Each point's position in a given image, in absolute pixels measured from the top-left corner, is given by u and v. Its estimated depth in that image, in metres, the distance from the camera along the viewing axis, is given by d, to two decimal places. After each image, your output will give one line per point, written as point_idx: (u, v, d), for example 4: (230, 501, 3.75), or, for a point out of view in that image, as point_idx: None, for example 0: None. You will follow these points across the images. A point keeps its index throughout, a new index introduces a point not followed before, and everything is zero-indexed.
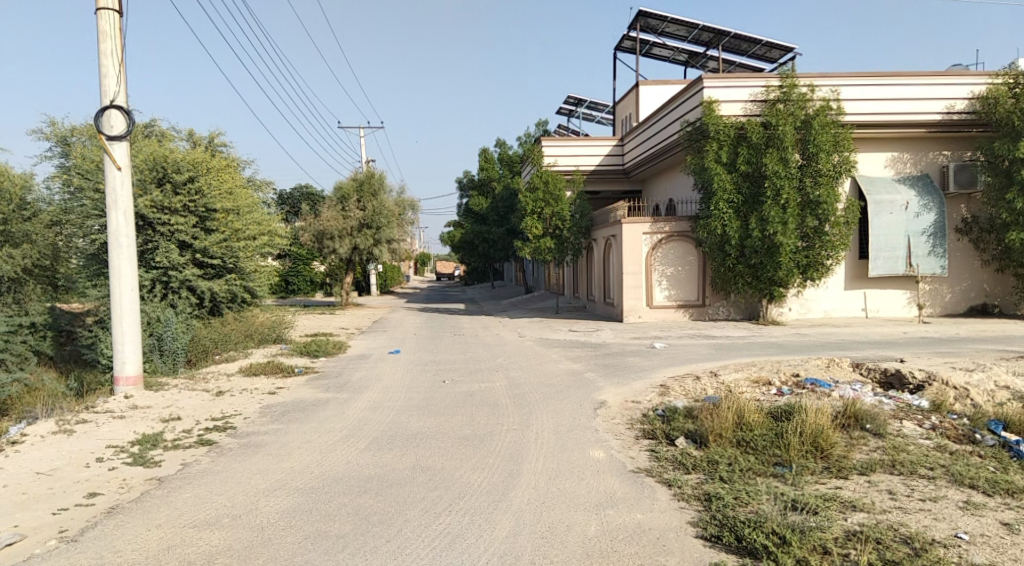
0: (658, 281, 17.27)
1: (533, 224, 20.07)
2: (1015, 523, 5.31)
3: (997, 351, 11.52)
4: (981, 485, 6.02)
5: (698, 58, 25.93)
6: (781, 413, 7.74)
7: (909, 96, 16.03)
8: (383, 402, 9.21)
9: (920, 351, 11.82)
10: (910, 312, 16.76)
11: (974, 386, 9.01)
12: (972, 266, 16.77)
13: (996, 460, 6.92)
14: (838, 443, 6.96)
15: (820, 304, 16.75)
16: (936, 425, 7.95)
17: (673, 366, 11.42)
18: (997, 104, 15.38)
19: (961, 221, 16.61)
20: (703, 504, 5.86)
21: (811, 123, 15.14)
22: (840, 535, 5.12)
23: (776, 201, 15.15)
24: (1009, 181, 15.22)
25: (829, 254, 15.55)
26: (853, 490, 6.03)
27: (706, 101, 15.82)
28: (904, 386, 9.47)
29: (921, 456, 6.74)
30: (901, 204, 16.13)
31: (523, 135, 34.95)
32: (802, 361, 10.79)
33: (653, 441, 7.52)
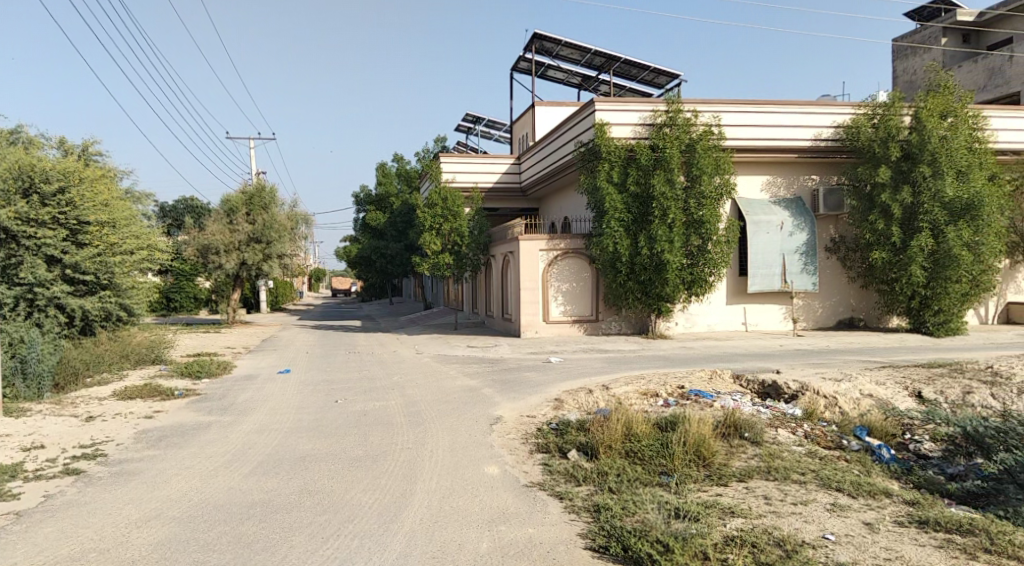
0: (554, 297, 17.56)
1: (432, 240, 19.92)
2: (876, 522, 5.70)
3: (862, 361, 12.41)
4: (846, 488, 6.44)
5: (591, 81, 26.72)
6: (668, 424, 8.03)
7: (783, 124, 17.10)
8: (270, 424, 8.87)
9: (794, 362, 12.54)
10: (786, 325, 17.81)
11: (842, 394, 9.63)
12: (840, 282, 18.03)
13: (860, 464, 7.45)
14: (719, 452, 7.29)
15: (704, 318, 17.52)
16: (807, 432, 8.45)
17: (567, 380, 11.61)
18: (860, 132, 16.75)
19: (831, 241, 17.83)
20: (592, 516, 5.97)
21: (695, 148, 15.90)
22: (719, 540, 5.34)
23: (663, 220, 15.81)
24: (871, 205, 16.55)
25: (712, 271, 16.30)
26: (732, 496, 6.32)
27: (598, 123, 16.29)
28: (780, 396, 10.03)
29: (793, 462, 7.15)
30: (776, 224, 17.14)
31: (420, 151, 34.84)
32: (688, 373, 11.22)
33: (547, 455, 7.62)
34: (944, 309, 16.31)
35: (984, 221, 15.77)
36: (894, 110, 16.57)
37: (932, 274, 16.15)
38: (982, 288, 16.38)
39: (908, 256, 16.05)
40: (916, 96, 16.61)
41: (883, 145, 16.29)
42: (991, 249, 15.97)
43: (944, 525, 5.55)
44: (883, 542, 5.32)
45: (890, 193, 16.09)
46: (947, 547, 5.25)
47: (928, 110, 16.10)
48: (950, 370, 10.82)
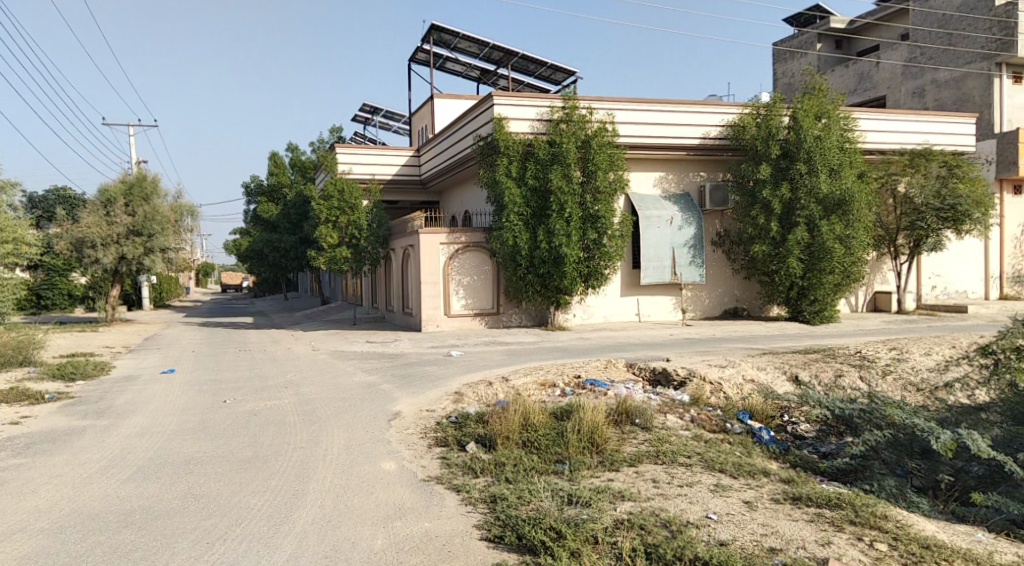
0: (455, 291, 17.52)
1: (328, 233, 19.49)
2: (754, 500, 6.03)
3: (744, 349, 13.07)
4: (728, 469, 6.78)
5: (490, 75, 26.81)
6: (563, 413, 8.20)
7: (674, 122, 17.74)
8: (152, 427, 8.42)
9: (683, 350, 13.07)
10: (675, 315, 18.55)
11: (726, 380, 10.14)
12: (725, 274, 18.94)
13: (742, 446, 7.85)
14: (612, 438, 7.52)
15: (600, 310, 17.96)
16: (694, 416, 8.83)
17: (466, 373, 11.63)
18: (744, 130, 17.63)
19: (717, 235, 18.68)
20: (488, 507, 6.03)
21: (590, 144, 16.27)
22: (610, 524, 5.49)
23: (561, 215, 16.07)
24: (753, 201, 17.46)
25: (608, 264, 16.73)
26: (623, 480, 6.53)
27: (496, 117, 16.33)
28: (669, 383, 10.43)
29: (681, 446, 7.46)
30: (667, 219, 17.76)
31: (316, 142, 33.97)
32: (584, 363, 11.47)
33: (445, 448, 7.61)
34: (819, 298, 17.42)
35: (854, 216, 16.95)
36: (775, 110, 17.40)
37: (808, 266, 17.22)
38: (852, 278, 17.54)
39: (786, 249, 17.05)
40: (794, 98, 17.59)
41: (764, 144, 17.21)
42: (860, 242, 17.14)
43: (814, 501, 5.92)
44: (760, 519, 5.62)
45: (770, 189, 17.02)
46: (818, 520, 5.56)
47: (804, 111, 17.10)
48: (824, 355, 11.56)
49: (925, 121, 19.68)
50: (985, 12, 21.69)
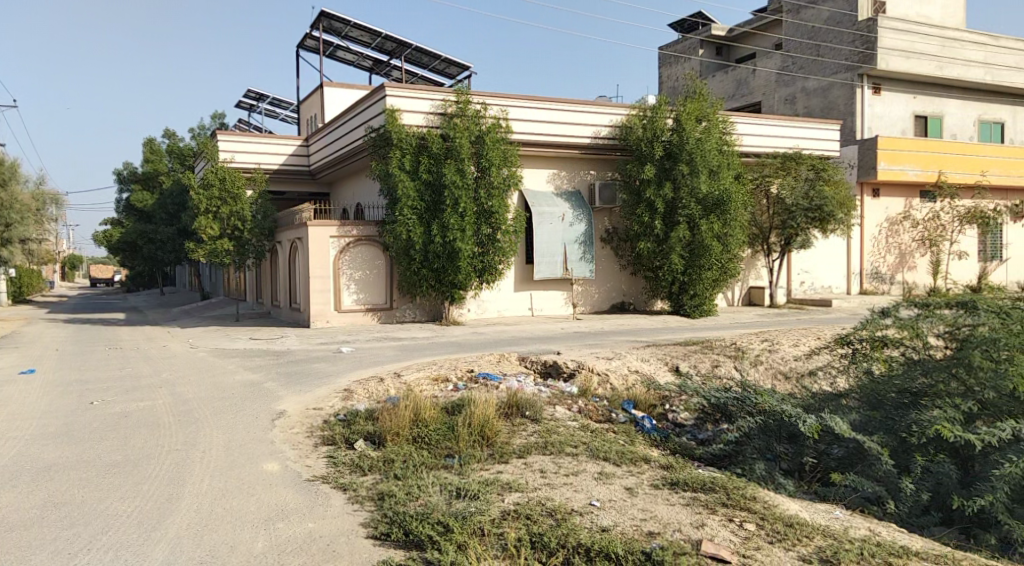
0: (346, 286, 17.12)
1: (208, 225, 18.57)
2: (635, 486, 6.25)
3: (630, 341, 13.52)
4: (612, 457, 7.01)
5: (382, 66, 26.37)
6: (454, 408, 8.20)
7: (565, 120, 18.05)
8: (6, 433, 7.77)
9: (572, 344, 13.37)
10: (566, 309, 18.94)
11: (612, 371, 10.47)
12: (613, 270, 19.50)
13: (626, 435, 8.12)
14: (501, 431, 7.58)
15: (494, 305, 18.05)
16: (582, 407, 9.05)
17: (355, 370, 11.41)
18: (631, 131, 18.23)
19: (606, 232, 19.21)
20: (376, 504, 5.95)
21: (484, 139, 16.32)
22: (497, 516, 5.53)
23: (455, 209, 16.03)
24: (640, 199, 18.08)
25: (501, 259, 16.87)
26: (511, 472, 6.60)
27: (389, 109, 16.07)
28: (559, 375, 10.64)
29: (568, 436, 7.64)
30: (559, 215, 18.08)
31: (196, 128, 32.32)
32: (477, 357, 11.49)
33: (332, 447, 7.44)
34: (699, 293, 18.26)
35: (731, 216, 17.88)
36: (659, 113, 18.04)
37: (690, 262, 18.02)
38: (730, 273, 18.51)
39: (669, 246, 17.80)
40: (677, 101, 18.30)
41: (650, 144, 17.87)
42: (737, 240, 18.14)
43: (691, 485, 6.20)
44: (640, 504, 5.83)
45: (655, 188, 17.69)
46: (693, 503, 5.82)
47: (687, 113, 17.87)
48: (703, 347, 12.10)
49: (797, 126, 20.97)
50: (850, 27, 23.32)
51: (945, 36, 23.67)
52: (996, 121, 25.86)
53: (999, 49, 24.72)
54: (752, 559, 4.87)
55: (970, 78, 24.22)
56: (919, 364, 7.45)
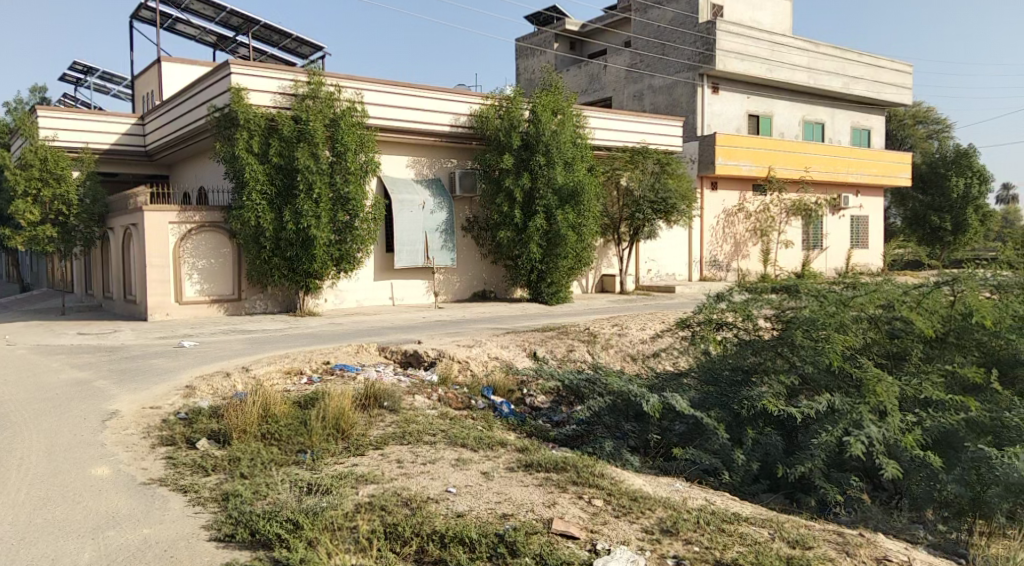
0: (188, 275, 16.10)
1: (27, 208, 16.79)
2: (491, 470, 6.32)
3: (489, 329, 13.67)
4: (470, 443, 7.06)
5: (227, 42, 24.96)
6: (308, 401, 7.93)
7: (423, 107, 17.87)
8: None
9: (432, 332, 13.36)
10: (428, 298, 18.83)
11: (473, 359, 10.54)
12: (474, 259, 19.60)
13: (484, 420, 8.20)
14: (357, 423, 7.43)
15: (352, 295, 17.57)
16: (441, 395, 9.04)
17: (200, 365, 10.76)
18: (488, 120, 18.39)
19: (467, 220, 19.26)
20: (219, 505, 5.64)
21: (338, 123, 15.83)
22: (350, 509, 5.39)
23: (308, 195, 15.47)
24: (499, 188, 18.28)
25: (359, 247, 16.50)
26: (366, 464, 6.48)
27: (234, 88, 15.21)
28: (420, 364, 10.59)
29: (426, 424, 7.61)
30: (419, 203, 17.90)
31: (11, 102, 29.12)
32: (333, 349, 11.13)
33: (172, 447, 6.98)
34: (555, 281, 18.74)
35: (584, 206, 18.51)
36: (514, 104, 18.41)
37: (546, 251, 18.47)
38: (583, 262, 19.21)
39: (527, 235, 18.17)
40: (532, 93, 18.67)
41: (507, 133, 18.13)
42: (590, 230, 18.85)
43: (544, 466, 6.35)
44: (495, 488, 5.88)
45: (513, 178, 17.96)
46: (546, 484, 5.95)
47: (542, 105, 18.27)
48: (558, 332, 12.46)
49: (645, 121, 21.96)
50: (691, 28, 24.69)
51: (775, 41, 25.61)
52: (817, 122, 28.40)
53: (820, 56, 27.14)
54: (599, 533, 5.01)
55: (795, 81, 26.43)
56: (749, 344, 8.03)
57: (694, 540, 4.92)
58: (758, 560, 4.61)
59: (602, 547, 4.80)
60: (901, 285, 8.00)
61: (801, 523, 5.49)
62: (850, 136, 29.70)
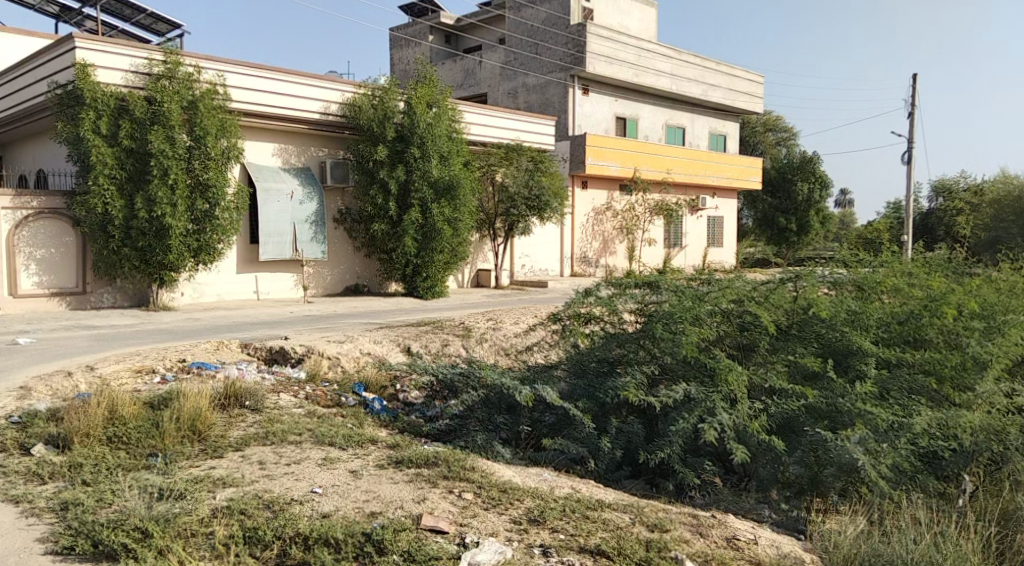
0: (23, 266, 14.69)
1: None
2: (360, 469, 6.19)
3: (361, 324, 13.38)
4: (338, 441, 6.88)
5: (72, 13, 22.98)
6: (161, 401, 7.44)
7: (291, 93, 17.23)
8: None
9: (302, 328, 12.91)
10: (297, 292, 18.19)
11: (343, 355, 10.28)
12: (346, 251, 19.12)
13: (354, 417, 8.01)
14: (216, 423, 7.06)
15: (213, 288, 16.66)
16: (309, 393, 8.76)
17: (38, 364, 9.84)
18: (361, 110, 18.00)
19: (338, 212, 18.76)
20: (58, 516, 5.18)
21: (197, 106, 14.95)
22: (205, 515, 5.10)
23: (163, 180, 14.53)
24: (372, 180, 17.91)
25: (220, 238, 15.69)
26: (225, 467, 6.16)
27: (79, 63, 14.00)
28: (286, 361, 10.20)
29: (291, 424, 7.34)
30: (287, 193, 17.24)
31: None
32: (190, 345, 10.50)
33: (1, 455, 6.33)
34: (431, 275, 18.65)
35: (460, 201, 18.51)
36: (389, 95, 18.12)
37: (422, 245, 18.35)
38: (459, 257, 19.24)
39: (402, 229, 17.97)
40: (407, 84, 18.46)
41: (380, 124, 17.81)
42: (465, 224, 18.89)
43: (415, 462, 6.30)
44: (364, 486, 5.75)
45: (387, 170, 17.66)
46: (416, 479, 5.89)
47: (417, 97, 18.10)
48: (432, 327, 12.39)
49: (519, 118, 22.20)
50: (563, 29, 25.27)
51: (641, 47, 26.68)
52: (680, 127, 29.91)
53: (682, 63, 28.57)
54: (468, 527, 5.02)
55: (660, 87, 27.69)
56: (615, 337, 8.34)
57: (560, 527, 5.04)
58: (619, 544, 4.77)
59: (470, 539, 4.81)
60: (751, 282, 8.57)
61: (659, 507, 5.76)
62: (709, 141, 31.47)
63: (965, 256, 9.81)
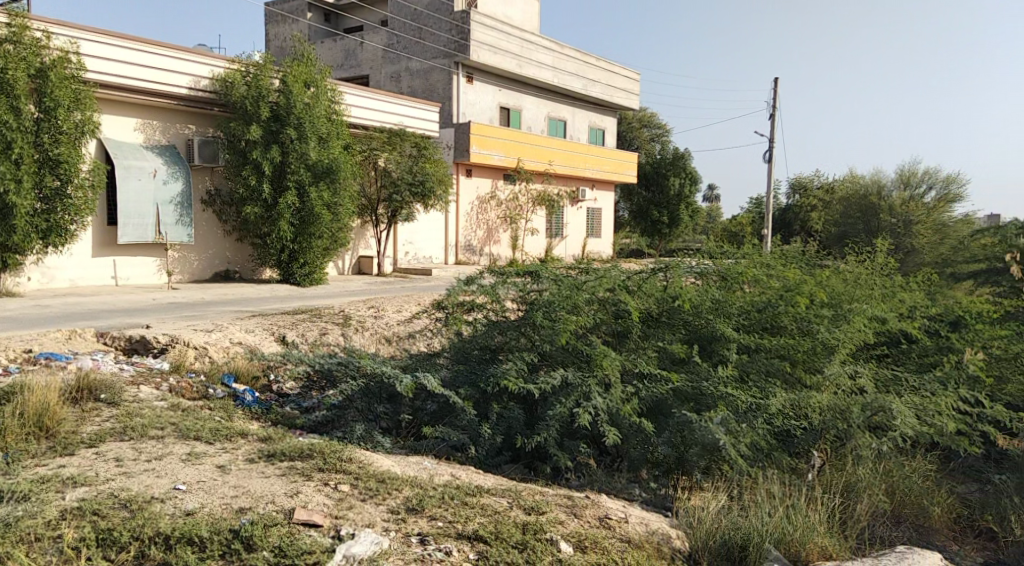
0: None
1: None
2: (228, 463, 5.91)
3: (233, 312, 12.78)
4: (204, 435, 6.55)
5: None
6: (2, 395, 6.80)
7: (155, 66, 16.16)
8: None
9: (166, 316, 12.14)
10: (160, 278, 17.13)
11: (211, 344, 9.78)
12: (215, 235, 18.19)
13: (223, 411, 7.64)
14: (66, 419, 6.54)
15: (65, 273, 15.37)
16: (172, 385, 8.27)
17: None
18: (233, 87, 17.15)
19: (206, 193, 17.80)
20: None
21: (47, 74, 13.71)
22: (53, 517, 4.71)
23: (7, 154, 13.25)
24: (245, 160, 17.11)
25: (73, 218, 14.50)
26: (77, 465, 5.72)
27: None
28: (148, 351, 9.59)
29: (153, 418, 6.90)
30: (149, 171, 16.18)
31: None
32: (38, 335, 9.64)
33: None
34: (309, 261, 18.06)
35: (339, 185, 18.00)
36: (264, 71, 17.47)
37: (298, 230, 17.73)
38: (338, 243, 18.75)
39: (277, 213, 17.28)
40: (284, 62, 17.76)
41: (254, 103, 17.03)
42: (345, 210, 18.42)
43: (288, 455, 6.09)
44: (232, 481, 5.50)
45: (261, 151, 16.91)
46: (289, 473, 5.70)
47: (293, 76, 17.44)
48: (309, 315, 12.02)
49: (401, 103, 21.83)
50: (446, 15, 25.06)
51: (524, 38, 26.95)
52: (561, 119, 30.45)
53: (564, 56, 29.10)
54: (343, 519, 4.91)
55: (542, 78, 28.08)
56: (496, 325, 8.39)
57: (438, 515, 5.03)
58: (496, 529, 4.81)
59: (345, 532, 4.71)
60: (626, 271, 8.89)
61: (536, 491, 5.86)
62: (589, 134, 32.27)
63: (817, 250, 10.56)
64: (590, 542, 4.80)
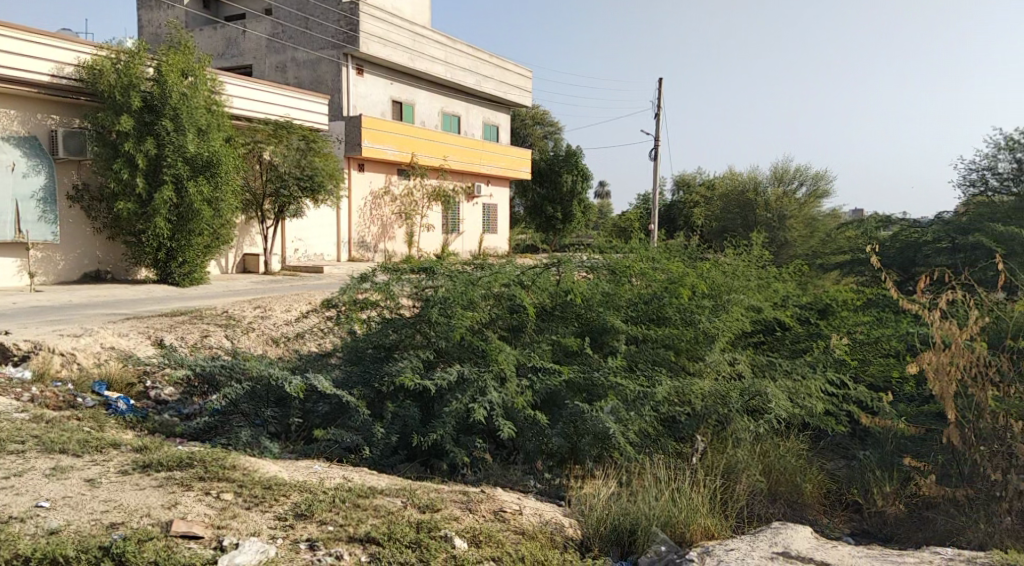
0: None
1: None
2: (98, 477, 5.53)
3: (105, 315, 11.98)
4: (71, 448, 6.10)
5: None
6: None
7: (12, 50, 14.89)
8: None
9: (27, 321, 11.22)
10: (21, 280, 15.89)
11: (81, 350, 9.13)
12: (84, 233, 17.03)
13: (93, 420, 7.15)
14: None
15: None
16: (35, 395, 7.66)
17: None
18: (101, 75, 16.07)
19: (73, 188, 16.62)
20: None
21: None
22: None
23: None
24: (116, 153, 16.08)
25: None
26: None
27: None
28: (7, 359, 8.85)
29: (11, 432, 6.36)
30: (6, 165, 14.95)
31: None
32: None
33: None
34: (189, 260, 17.17)
35: (221, 179, 17.19)
36: (138, 59, 16.40)
37: (177, 227, 16.83)
38: (221, 240, 17.99)
39: (153, 209, 16.33)
40: (158, 50, 16.81)
41: (125, 92, 16.02)
42: (228, 206, 17.63)
43: (166, 464, 5.76)
44: (103, 496, 5.14)
45: (133, 143, 15.94)
46: (166, 484, 5.39)
47: (168, 65, 16.52)
48: (190, 317, 11.44)
49: (288, 95, 21.13)
50: (334, 6, 24.43)
51: (416, 32, 26.70)
52: (454, 114, 30.38)
53: (456, 52, 29.05)
54: (226, 529, 4.70)
55: (435, 73, 27.91)
56: (390, 322, 8.26)
57: (329, 519, 4.91)
58: (389, 530, 4.74)
59: (229, 541, 4.51)
60: (520, 266, 8.99)
61: (431, 488, 5.82)
62: (482, 130, 32.34)
63: (699, 244, 11.03)
64: (485, 536, 4.80)
